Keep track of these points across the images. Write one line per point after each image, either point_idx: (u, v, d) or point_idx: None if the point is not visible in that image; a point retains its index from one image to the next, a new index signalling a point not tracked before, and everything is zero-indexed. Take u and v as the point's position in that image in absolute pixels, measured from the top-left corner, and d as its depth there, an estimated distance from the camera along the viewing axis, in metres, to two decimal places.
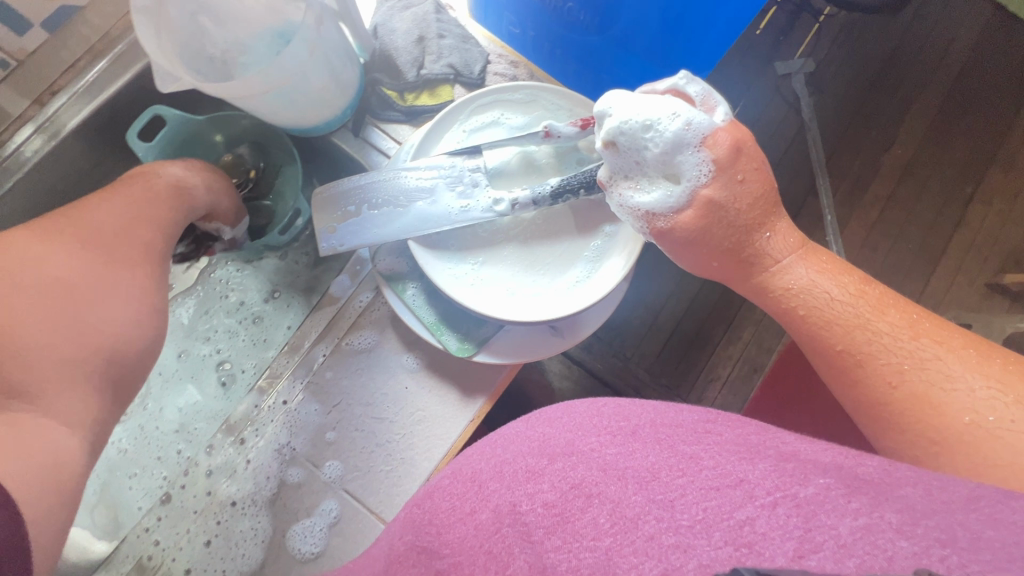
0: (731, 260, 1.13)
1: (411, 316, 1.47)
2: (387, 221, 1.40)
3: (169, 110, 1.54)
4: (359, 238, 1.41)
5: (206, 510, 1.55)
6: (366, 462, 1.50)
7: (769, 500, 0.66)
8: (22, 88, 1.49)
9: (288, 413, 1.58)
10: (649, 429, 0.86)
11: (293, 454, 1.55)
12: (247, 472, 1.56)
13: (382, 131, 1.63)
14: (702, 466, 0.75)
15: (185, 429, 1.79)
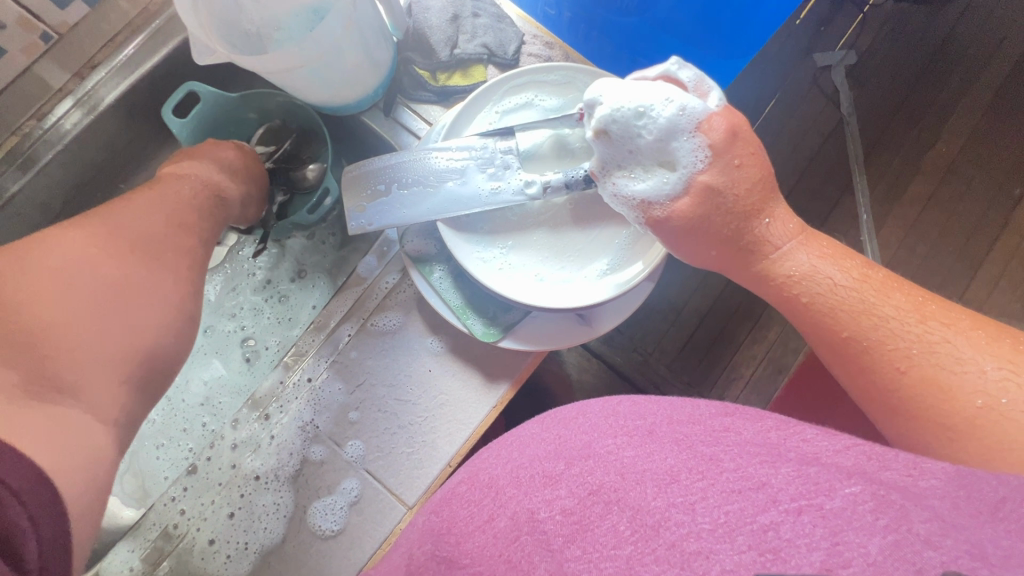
0: (730, 248, 1.11)
1: (436, 300, 1.43)
2: (416, 202, 1.35)
3: (205, 87, 1.49)
4: (389, 217, 1.36)
5: (229, 483, 1.53)
6: (389, 443, 1.47)
7: (792, 508, 0.64)
8: (61, 60, 1.42)
9: (312, 391, 1.54)
10: (666, 428, 0.83)
11: (315, 432, 1.52)
12: (270, 448, 1.53)
13: (413, 112, 1.57)
14: (717, 469, 0.72)
15: (209, 403, 1.77)
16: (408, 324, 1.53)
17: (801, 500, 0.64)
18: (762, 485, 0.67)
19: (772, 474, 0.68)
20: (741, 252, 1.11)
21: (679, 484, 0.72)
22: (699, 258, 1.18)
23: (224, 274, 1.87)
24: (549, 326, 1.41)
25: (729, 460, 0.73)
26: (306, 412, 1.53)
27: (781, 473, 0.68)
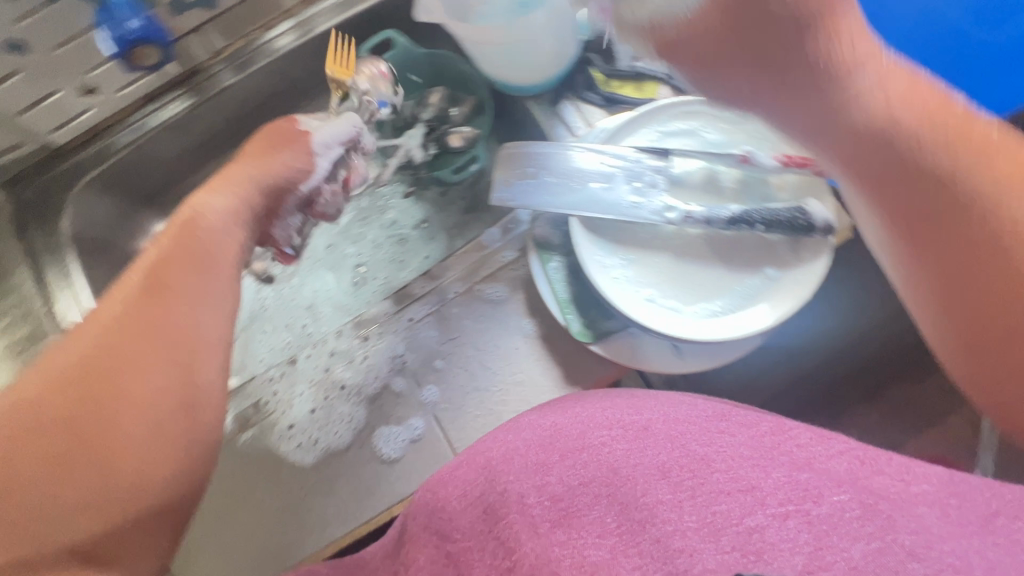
0: (967, 252, 0.60)
1: (549, 289, 1.16)
2: (562, 193, 1.14)
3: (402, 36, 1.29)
4: (533, 200, 1.15)
5: (315, 386, 1.25)
6: (459, 397, 1.20)
7: (777, 508, 0.71)
8: None
9: (410, 328, 1.25)
10: (660, 425, 0.85)
11: (404, 362, 1.23)
12: (364, 362, 1.24)
13: (577, 109, 1.28)
14: (708, 485, 0.76)
15: (311, 335, 1.39)
16: (508, 300, 1.23)
17: (783, 499, 0.72)
18: (753, 487, 0.74)
19: (757, 473, 0.75)
20: (937, 271, 0.63)
21: (668, 480, 0.78)
22: (886, 268, 0.75)
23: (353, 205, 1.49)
24: (766, 391, 1.26)
25: (729, 465, 0.77)
26: (404, 351, 1.24)
27: (773, 476, 0.75)
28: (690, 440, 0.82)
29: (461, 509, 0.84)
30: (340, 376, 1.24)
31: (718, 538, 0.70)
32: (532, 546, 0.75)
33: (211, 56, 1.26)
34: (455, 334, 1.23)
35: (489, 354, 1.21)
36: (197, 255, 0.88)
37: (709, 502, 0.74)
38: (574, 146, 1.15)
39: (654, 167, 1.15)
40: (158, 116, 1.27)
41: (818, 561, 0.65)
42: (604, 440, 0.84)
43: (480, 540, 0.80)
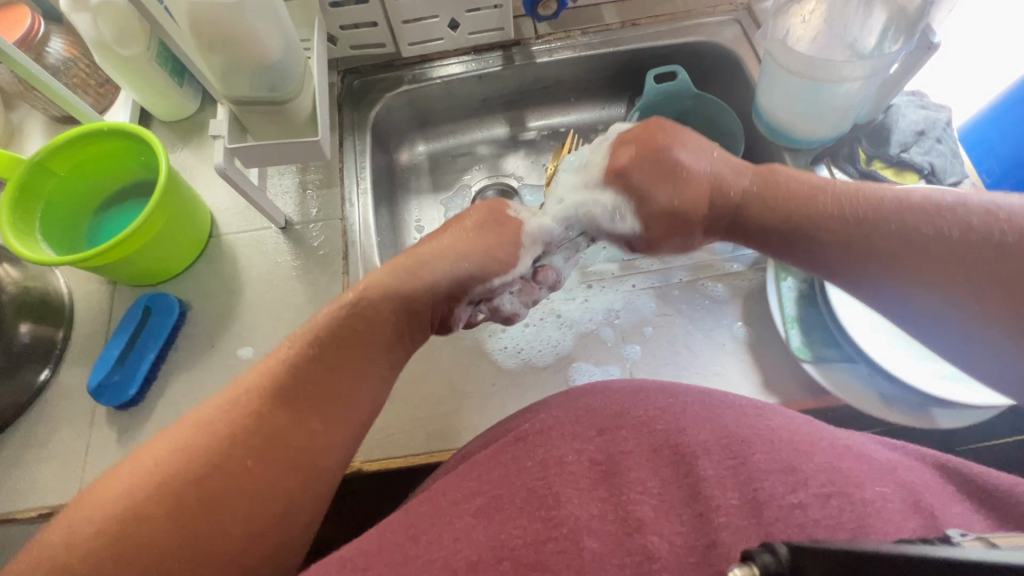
0: None
1: (773, 312, 0.53)
2: (826, 112, 0.57)
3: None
4: (809, 124, 0.59)
5: (523, 375, 0.54)
6: (686, 337, 0.54)
7: (819, 488, 0.36)
8: (415, 37, 0.67)
9: (643, 267, 0.59)
10: (705, 411, 0.41)
11: (627, 324, 0.56)
12: (582, 338, 0.55)
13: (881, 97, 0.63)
14: (767, 440, 0.38)
15: (573, 323, 0.56)
16: (739, 301, 0.56)
17: (829, 479, 0.36)
18: (789, 465, 0.37)
19: (800, 452, 0.38)
20: None
21: (709, 456, 0.38)
22: None
23: (409, 173, 0.77)
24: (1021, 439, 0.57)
25: (769, 440, 0.39)
26: (624, 300, 0.57)
27: (815, 457, 0.38)
28: (728, 418, 0.40)
29: (466, 505, 0.37)
30: (513, 357, 0.55)
31: (752, 512, 0.35)
32: (577, 508, 0.36)
33: (349, 83, 0.71)
34: (657, 275, 0.58)
35: (707, 346, 0.54)
36: (272, 275, 0.60)
37: (777, 477, 0.36)
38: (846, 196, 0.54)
39: (911, 130, 0.59)
40: (354, 146, 0.68)
41: (866, 528, 0.34)
42: (638, 420, 0.40)
43: (529, 534, 0.35)
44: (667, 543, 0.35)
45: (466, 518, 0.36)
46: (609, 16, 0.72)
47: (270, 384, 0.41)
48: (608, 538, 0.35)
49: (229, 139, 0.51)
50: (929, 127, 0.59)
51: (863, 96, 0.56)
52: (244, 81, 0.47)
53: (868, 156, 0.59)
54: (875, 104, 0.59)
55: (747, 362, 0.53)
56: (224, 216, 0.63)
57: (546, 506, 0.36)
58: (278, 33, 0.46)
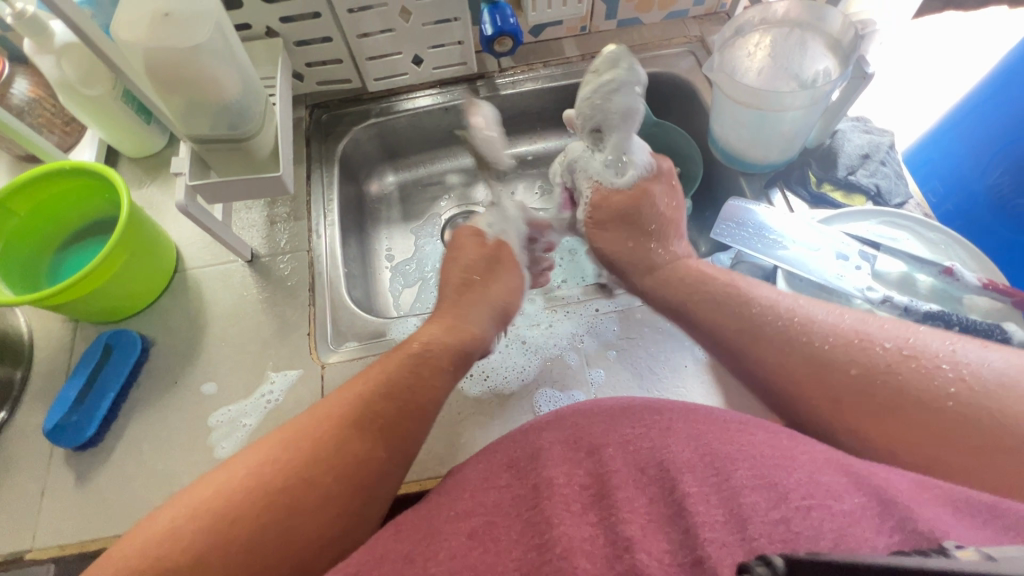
0: None
1: None
2: (778, 138, 0.60)
3: (558, 29, 0.74)
4: (758, 143, 0.61)
5: (489, 402, 0.54)
6: (648, 362, 0.55)
7: (801, 501, 0.31)
8: (381, 72, 0.68)
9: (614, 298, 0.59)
10: (687, 430, 0.37)
11: (588, 347, 0.56)
12: (544, 362, 0.56)
13: (852, 124, 0.64)
14: (750, 454, 0.34)
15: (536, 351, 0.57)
16: None
17: (809, 492, 0.31)
18: (770, 480, 0.32)
19: (779, 466, 0.33)
20: None
21: (695, 472, 0.34)
22: None
23: (381, 202, 0.79)
24: None
25: (752, 456, 0.34)
26: (588, 324, 0.58)
27: (797, 471, 0.33)
28: (710, 433, 0.36)
29: (462, 524, 0.34)
30: (479, 384, 0.55)
31: (737, 528, 0.30)
32: (570, 529, 0.32)
33: (315, 117, 0.72)
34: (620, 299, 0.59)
35: (668, 367, 0.55)
36: (239, 308, 0.60)
37: (760, 493, 0.32)
38: (797, 221, 0.56)
39: (856, 154, 0.62)
40: (322, 178, 0.69)
41: (848, 539, 0.29)
42: (625, 437, 0.37)
43: (524, 563, 0.31)
44: (656, 562, 0.30)
45: (461, 537, 0.33)
46: (569, 49, 0.75)
47: (344, 416, 0.44)
48: (599, 559, 0.30)
49: (190, 175, 0.51)
50: (873, 150, 0.62)
51: (808, 122, 0.58)
52: (203, 120, 0.48)
53: (818, 179, 0.62)
54: (822, 128, 0.62)
55: (709, 383, 0.54)
56: (190, 250, 0.63)
57: (537, 532, 0.32)
58: (236, 72, 0.47)
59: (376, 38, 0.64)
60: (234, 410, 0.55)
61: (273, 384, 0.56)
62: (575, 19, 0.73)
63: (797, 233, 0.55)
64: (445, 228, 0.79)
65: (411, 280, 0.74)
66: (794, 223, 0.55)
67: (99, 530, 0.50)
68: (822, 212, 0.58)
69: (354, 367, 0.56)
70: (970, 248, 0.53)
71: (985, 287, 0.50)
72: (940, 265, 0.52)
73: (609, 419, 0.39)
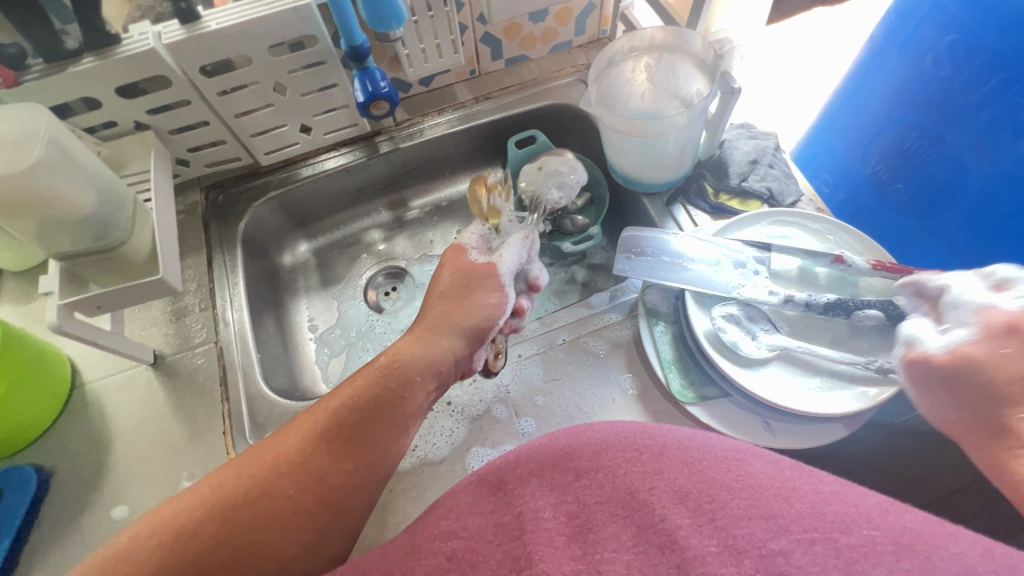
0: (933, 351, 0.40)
1: (650, 357, 0.54)
2: (667, 158, 0.61)
3: (448, 77, 0.75)
4: (652, 167, 0.62)
5: (421, 472, 0.52)
6: (575, 401, 0.54)
7: (803, 534, 0.29)
8: (270, 145, 0.67)
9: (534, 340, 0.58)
10: (681, 457, 0.35)
11: (514, 395, 0.55)
12: (470, 419, 0.54)
13: (737, 131, 0.66)
14: (746, 484, 0.32)
15: (461, 408, 0.55)
16: (621, 352, 0.56)
17: (812, 524, 0.29)
18: (769, 511, 0.30)
19: (779, 497, 0.30)
20: None
21: (685, 503, 0.31)
22: (927, 147, 0.55)
23: (297, 273, 0.76)
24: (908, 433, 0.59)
25: (747, 485, 0.32)
26: (512, 372, 0.57)
27: (796, 501, 0.30)
28: (706, 462, 0.34)
29: (441, 545, 0.32)
30: (407, 456, 0.53)
31: (732, 560, 0.28)
32: (551, 565, 0.29)
33: (211, 199, 0.70)
34: (541, 340, 0.58)
35: (597, 403, 0.54)
36: (146, 415, 0.57)
37: (758, 522, 0.29)
38: (693, 238, 0.57)
39: (745, 160, 0.64)
40: (225, 262, 0.66)
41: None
42: (614, 463, 0.35)
43: None
44: None
45: (439, 558, 0.31)
46: (462, 94, 0.76)
47: (312, 434, 0.42)
48: None
49: (62, 293, 0.47)
50: (760, 155, 0.64)
51: (692, 138, 0.60)
52: (63, 236, 0.46)
53: (714, 189, 0.63)
54: (710, 141, 0.63)
55: (639, 413, 0.53)
56: (88, 362, 0.59)
57: (517, 566, 0.30)
58: (87, 183, 0.44)
59: (257, 114, 0.62)
60: None
61: None
62: (462, 66, 0.73)
63: (693, 250, 0.57)
64: (367, 289, 0.77)
65: (337, 349, 0.72)
66: (692, 241, 0.57)
67: None
68: (719, 223, 0.60)
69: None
70: (858, 235, 0.54)
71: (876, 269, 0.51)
72: (831, 254, 0.53)
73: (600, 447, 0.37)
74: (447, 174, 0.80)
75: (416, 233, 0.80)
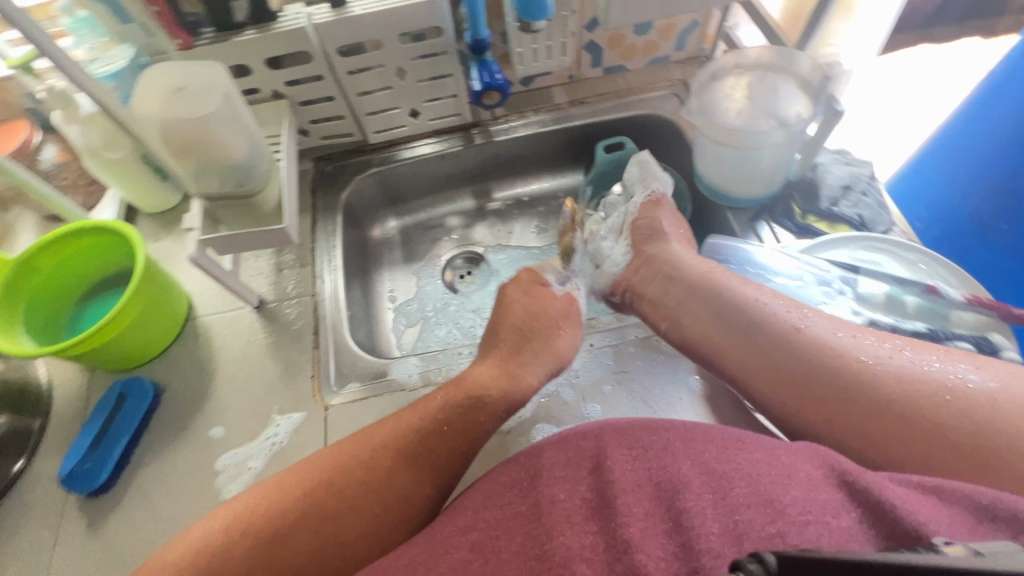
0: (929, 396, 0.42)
1: None
2: (757, 174, 0.62)
3: (548, 78, 0.79)
4: (739, 181, 0.64)
5: (489, 439, 0.55)
6: (641, 396, 0.56)
7: (797, 516, 0.32)
8: (380, 125, 0.73)
9: (607, 333, 0.61)
10: (687, 449, 0.38)
11: (583, 382, 0.58)
12: (537, 397, 0.57)
13: (833, 155, 0.66)
14: (746, 472, 0.35)
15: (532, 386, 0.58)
16: None
17: (805, 508, 0.32)
18: (768, 497, 0.33)
19: (776, 483, 0.34)
20: None
21: (697, 488, 0.34)
22: None
23: (385, 246, 0.82)
24: None
25: (748, 474, 0.35)
26: (584, 360, 0.59)
27: (793, 487, 0.34)
28: (708, 453, 0.37)
29: (463, 538, 0.37)
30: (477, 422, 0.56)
31: (733, 541, 0.31)
32: (569, 539, 0.33)
33: (320, 168, 0.77)
34: (614, 334, 0.60)
35: (664, 400, 0.55)
36: (246, 353, 0.63)
37: (756, 509, 0.33)
38: (777, 252, 0.58)
39: (838, 185, 0.64)
40: (326, 227, 0.73)
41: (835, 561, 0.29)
42: (643, 448, 0.38)
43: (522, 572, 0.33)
44: (654, 565, 0.31)
45: (463, 550, 0.36)
46: (558, 97, 0.79)
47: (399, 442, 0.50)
48: (598, 567, 0.32)
49: (202, 229, 0.54)
50: (854, 181, 0.64)
51: (787, 157, 0.61)
52: (214, 180, 0.52)
53: (802, 211, 0.64)
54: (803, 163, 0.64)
55: (704, 415, 0.54)
56: (202, 299, 0.66)
57: (538, 543, 0.34)
58: (244, 138, 0.51)
59: (376, 95, 0.68)
60: (242, 453, 0.56)
61: (278, 426, 0.58)
62: (563, 69, 0.77)
63: (778, 264, 0.57)
64: (446, 269, 0.82)
65: (413, 320, 0.76)
66: (777, 255, 0.58)
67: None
68: (805, 241, 0.60)
69: (358, 409, 0.58)
70: (951, 266, 0.54)
71: (971, 303, 0.51)
72: (923, 283, 0.53)
73: (619, 437, 0.40)
74: (534, 171, 0.84)
75: (497, 222, 0.84)
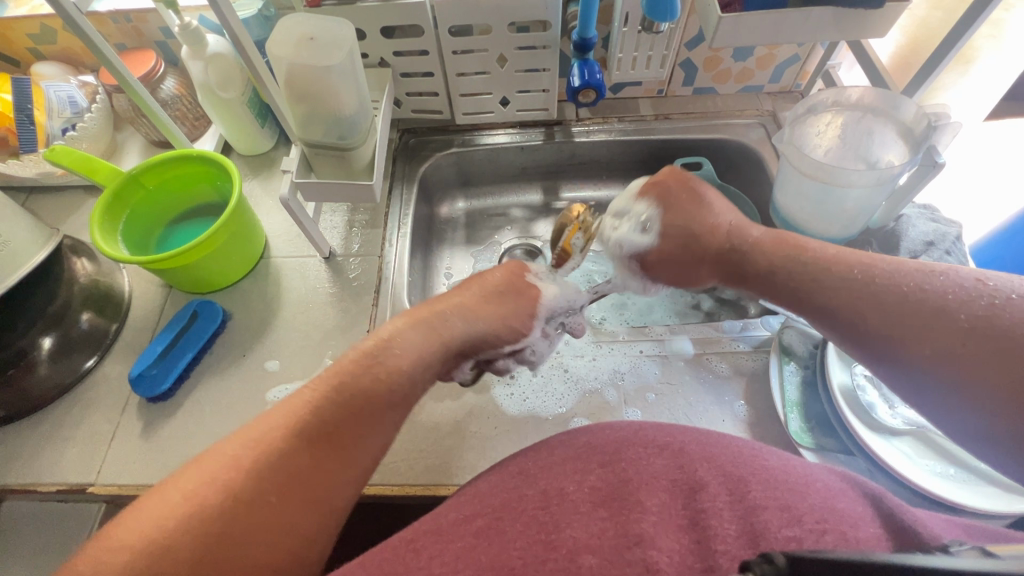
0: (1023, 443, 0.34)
1: (774, 394, 0.55)
2: (840, 214, 0.62)
3: (637, 89, 0.80)
4: (818, 219, 0.63)
5: (526, 422, 0.56)
6: (683, 409, 0.56)
7: (814, 524, 0.32)
8: (470, 107, 0.75)
9: (656, 344, 0.60)
10: (700, 457, 0.37)
11: (625, 386, 0.58)
12: (579, 393, 0.58)
13: (918, 211, 0.65)
14: (762, 478, 0.35)
15: (577, 383, 0.58)
16: (742, 380, 0.57)
17: (822, 516, 0.32)
18: (784, 502, 0.33)
19: (793, 491, 0.34)
20: None
21: (712, 491, 0.34)
22: None
23: (450, 224, 0.84)
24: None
25: (764, 480, 0.35)
26: (630, 364, 0.59)
27: (811, 496, 0.34)
28: (724, 458, 0.37)
29: (468, 525, 0.35)
30: (517, 405, 0.57)
31: (749, 543, 0.31)
32: (578, 531, 0.33)
33: (404, 140, 0.80)
34: (664, 344, 0.60)
35: (705, 418, 0.55)
36: (309, 297, 0.66)
37: (774, 512, 0.32)
38: None
39: (921, 240, 0.62)
40: (401, 195, 0.76)
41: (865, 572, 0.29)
42: (676, 444, 0.38)
43: (529, 555, 0.32)
44: (667, 560, 0.30)
45: (467, 539, 0.34)
46: (644, 109, 0.80)
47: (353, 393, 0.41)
48: (606, 556, 0.31)
49: (296, 173, 0.57)
50: (939, 239, 0.62)
51: (873, 201, 0.60)
52: (318, 128, 0.55)
53: None
54: (887, 211, 0.63)
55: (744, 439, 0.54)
56: (277, 241, 0.70)
57: (546, 530, 0.33)
58: (355, 94, 0.54)
59: (472, 78, 0.71)
60: (291, 388, 0.59)
61: None
62: (653, 82, 0.78)
63: None
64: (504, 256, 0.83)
65: None
66: None
67: (153, 476, 0.54)
68: None
69: None
70: None
71: None
72: None
73: (633, 436, 0.40)
74: (606, 177, 0.85)
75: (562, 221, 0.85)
